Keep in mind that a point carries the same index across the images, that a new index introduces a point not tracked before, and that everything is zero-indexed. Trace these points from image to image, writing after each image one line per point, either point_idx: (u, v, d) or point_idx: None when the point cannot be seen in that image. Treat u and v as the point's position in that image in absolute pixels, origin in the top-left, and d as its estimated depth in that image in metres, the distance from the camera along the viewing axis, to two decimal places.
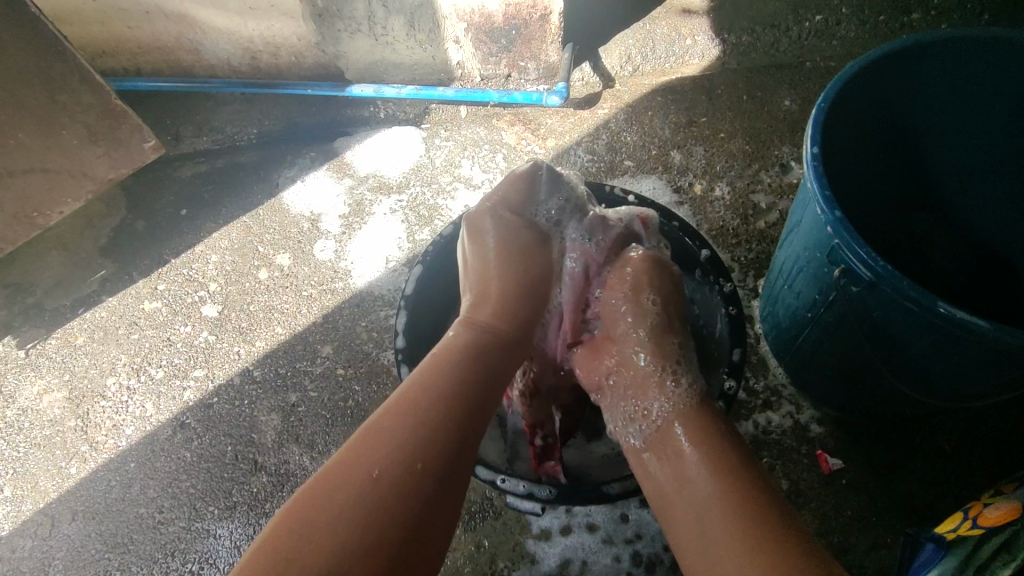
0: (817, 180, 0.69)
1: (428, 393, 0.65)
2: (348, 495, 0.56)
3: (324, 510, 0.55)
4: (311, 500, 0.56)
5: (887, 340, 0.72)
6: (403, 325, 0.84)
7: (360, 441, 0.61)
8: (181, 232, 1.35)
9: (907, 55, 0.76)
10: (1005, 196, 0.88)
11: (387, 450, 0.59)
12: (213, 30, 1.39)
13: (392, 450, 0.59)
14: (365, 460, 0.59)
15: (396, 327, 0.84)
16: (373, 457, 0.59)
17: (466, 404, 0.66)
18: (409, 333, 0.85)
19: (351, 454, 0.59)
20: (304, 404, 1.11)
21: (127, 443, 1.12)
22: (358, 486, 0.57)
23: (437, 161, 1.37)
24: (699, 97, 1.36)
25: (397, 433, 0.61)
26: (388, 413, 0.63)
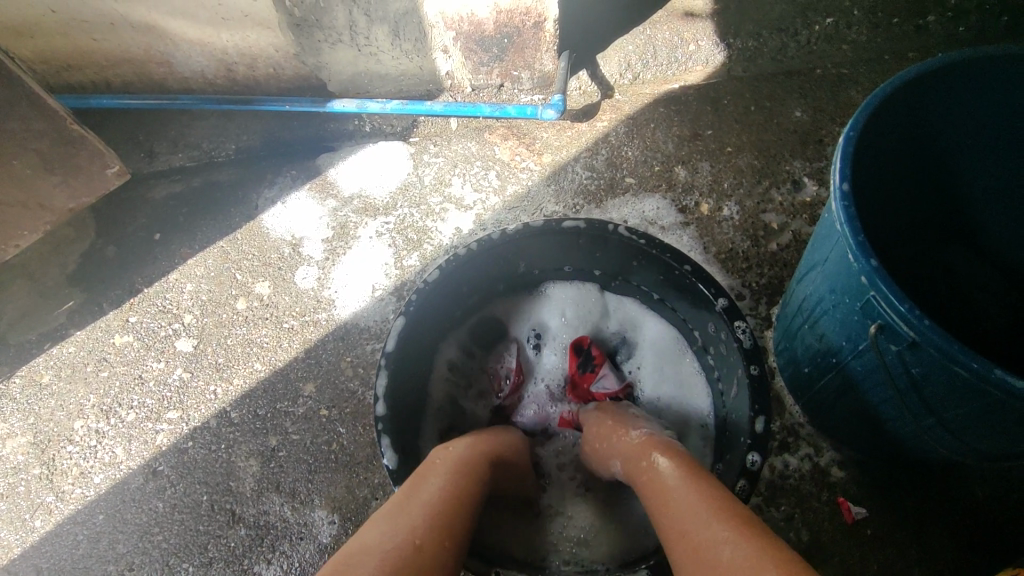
0: (847, 221, 0.61)
1: (459, 479, 0.62)
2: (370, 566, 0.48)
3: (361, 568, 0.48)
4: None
5: (925, 398, 0.64)
6: (383, 390, 0.77)
7: (372, 530, 0.53)
8: (153, 259, 1.27)
9: (948, 74, 0.68)
10: None
11: (416, 526, 0.53)
12: (184, 42, 1.30)
13: (419, 526, 0.54)
14: (391, 534, 0.52)
15: (375, 393, 0.77)
16: (424, 526, 0.54)
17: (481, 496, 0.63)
18: (389, 398, 0.77)
19: (382, 531, 0.53)
20: (284, 449, 1.03)
21: (94, 493, 1.04)
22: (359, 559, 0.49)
23: (426, 180, 1.28)
24: (703, 107, 1.28)
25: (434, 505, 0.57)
26: (413, 502, 0.57)
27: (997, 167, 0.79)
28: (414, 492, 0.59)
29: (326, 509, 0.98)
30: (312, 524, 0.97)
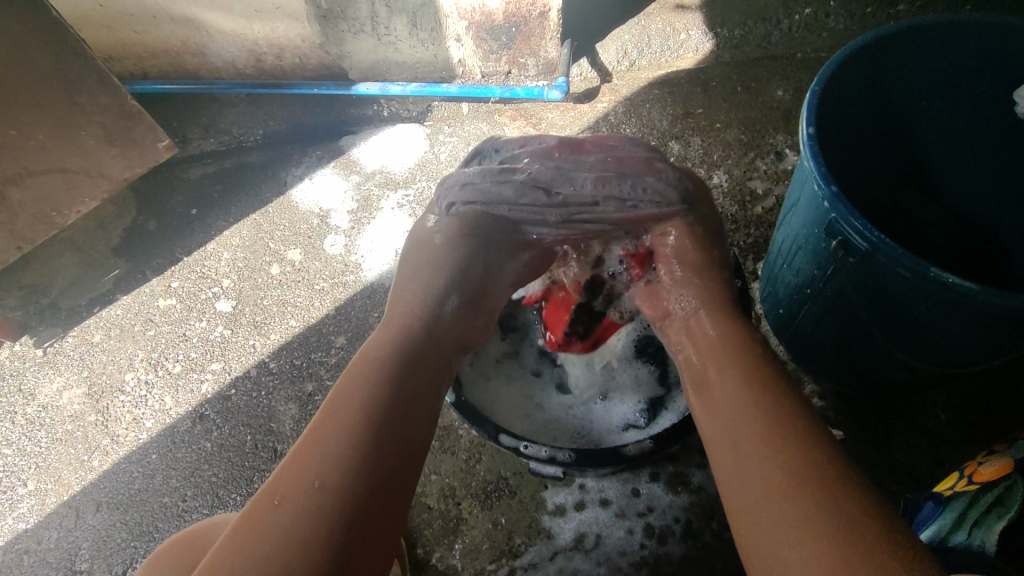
0: (814, 158, 0.73)
1: (369, 391, 0.62)
2: (266, 521, 0.52)
3: (256, 537, 0.51)
4: (229, 545, 0.51)
5: (886, 309, 0.76)
6: None
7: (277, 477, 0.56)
8: (192, 232, 1.38)
9: (895, 40, 0.81)
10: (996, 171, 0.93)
11: (317, 465, 0.55)
12: (219, 33, 1.42)
13: (322, 460, 0.55)
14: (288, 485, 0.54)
15: None
16: (317, 470, 0.55)
17: (404, 394, 0.64)
18: None
19: (287, 475, 0.55)
20: (320, 393, 1.14)
21: (147, 436, 1.15)
22: (253, 521, 0.52)
23: (442, 157, 1.40)
24: (694, 89, 1.40)
25: (336, 426, 0.58)
26: (319, 431, 0.58)
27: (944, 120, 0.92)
28: (323, 417, 0.60)
29: None
30: None
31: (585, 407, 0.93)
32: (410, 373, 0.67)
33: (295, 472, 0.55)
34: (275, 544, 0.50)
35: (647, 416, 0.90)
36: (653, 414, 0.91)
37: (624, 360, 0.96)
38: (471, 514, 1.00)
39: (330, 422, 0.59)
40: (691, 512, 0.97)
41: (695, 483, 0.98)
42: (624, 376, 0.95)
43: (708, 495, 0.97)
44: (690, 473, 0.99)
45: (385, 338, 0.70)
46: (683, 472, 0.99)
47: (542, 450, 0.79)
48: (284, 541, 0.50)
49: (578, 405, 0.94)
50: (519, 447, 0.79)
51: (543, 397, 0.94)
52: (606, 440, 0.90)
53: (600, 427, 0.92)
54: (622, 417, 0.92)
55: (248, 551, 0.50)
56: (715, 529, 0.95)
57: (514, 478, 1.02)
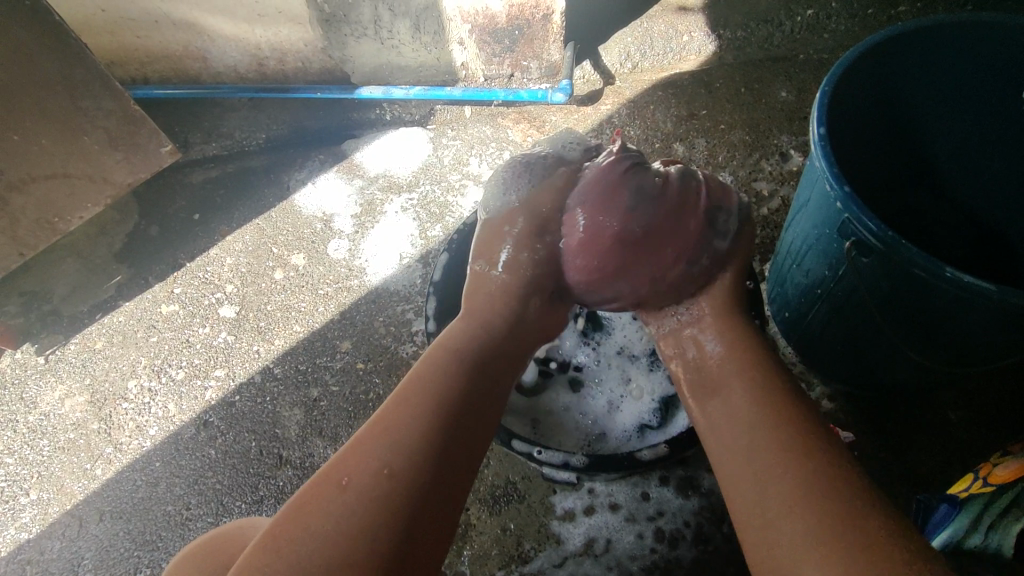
0: (826, 158, 0.73)
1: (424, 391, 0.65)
2: (338, 496, 0.56)
3: (326, 511, 0.55)
4: (295, 515, 0.55)
5: (898, 308, 0.76)
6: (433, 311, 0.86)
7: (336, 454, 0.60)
8: (194, 237, 1.38)
9: (904, 40, 0.81)
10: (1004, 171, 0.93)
11: (386, 452, 0.59)
12: (220, 38, 1.42)
13: (379, 448, 0.59)
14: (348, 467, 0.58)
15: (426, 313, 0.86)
16: (387, 458, 0.58)
17: (462, 392, 0.66)
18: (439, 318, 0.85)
19: (352, 460, 0.59)
20: (325, 399, 1.13)
21: (151, 443, 1.13)
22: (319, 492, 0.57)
23: (446, 160, 1.39)
24: (698, 90, 1.40)
25: (405, 421, 0.61)
26: (378, 430, 0.61)
27: (954, 119, 0.92)
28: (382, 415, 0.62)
29: None
30: None
31: (598, 411, 0.92)
32: (479, 377, 0.69)
33: (363, 456, 0.59)
34: (345, 523, 0.54)
35: (660, 415, 0.89)
36: (666, 415, 0.90)
37: (637, 361, 0.95)
38: (479, 520, 0.99)
39: (402, 416, 0.62)
40: (701, 516, 0.96)
41: (705, 486, 0.97)
42: (637, 377, 0.94)
43: (718, 499, 0.97)
44: (700, 476, 0.98)
45: (456, 335, 0.73)
46: (693, 475, 0.98)
47: (555, 455, 0.78)
48: (358, 521, 0.54)
49: (585, 408, 0.93)
50: (532, 452, 0.78)
51: (553, 399, 0.94)
52: (620, 443, 0.89)
53: (609, 431, 0.90)
54: (635, 417, 0.91)
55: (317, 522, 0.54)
56: (726, 533, 0.94)
57: (523, 483, 1.01)
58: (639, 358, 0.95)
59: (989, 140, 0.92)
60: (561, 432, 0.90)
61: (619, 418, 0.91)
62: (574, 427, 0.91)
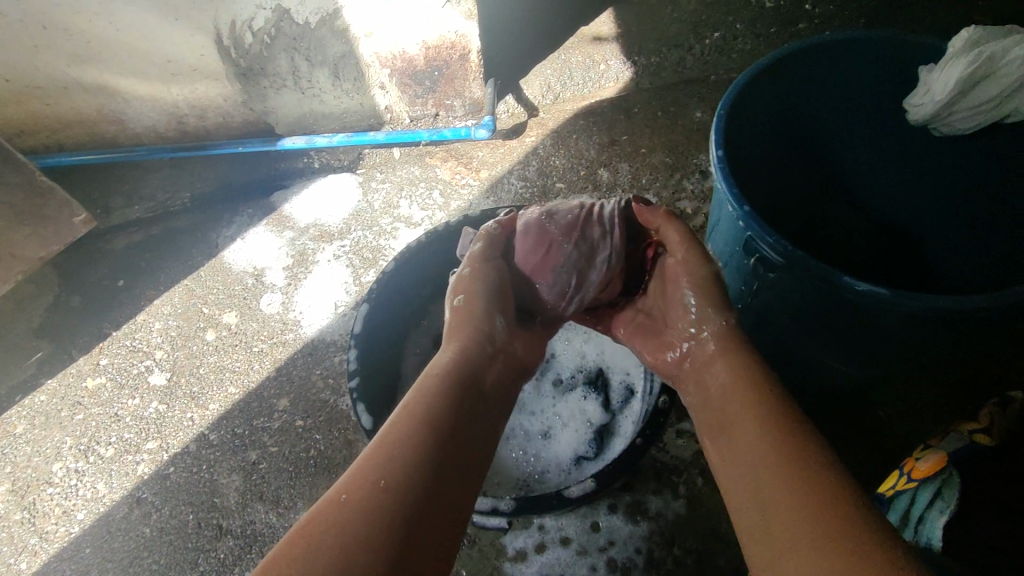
0: (725, 180, 0.75)
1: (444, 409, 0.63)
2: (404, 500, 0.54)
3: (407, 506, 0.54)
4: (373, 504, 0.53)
5: (810, 319, 0.78)
6: (353, 359, 0.77)
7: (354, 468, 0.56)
8: (120, 304, 1.33)
9: (794, 59, 0.86)
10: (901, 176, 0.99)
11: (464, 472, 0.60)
12: (136, 98, 1.40)
13: (399, 459, 0.56)
14: (366, 484, 0.54)
15: (346, 366, 0.76)
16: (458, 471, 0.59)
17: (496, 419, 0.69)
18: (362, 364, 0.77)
19: (411, 449, 0.58)
20: (264, 461, 1.09)
21: (79, 528, 1.07)
22: (341, 511, 0.52)
23: (376, 204, 1.39)
24: (617, 116, 1.44)
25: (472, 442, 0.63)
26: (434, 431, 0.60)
27: (851, 128, 0.96)
28: (428, 410, 0.62)
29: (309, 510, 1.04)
30: None
31: (535, 447, 0.91)
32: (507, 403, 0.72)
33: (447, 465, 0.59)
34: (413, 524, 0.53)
35: (596, 446, 0.90)
36: (601, 443, 0.90)
37: (568, 393, 0.95)
38: None
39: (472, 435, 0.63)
40: (652, 540, 0.95)
41: (653, 510, 0.97)
42: (569, 409, 0.93)
43: (668, 521, 0.96)
44: (648, 500, 0.98)
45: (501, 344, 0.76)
46: (640, 500, 0.98)
47: (486, 503, 0.77)
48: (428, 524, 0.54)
49: (522, 446, 0.92)
50: None
51: None
52: (561, 480, 0.88)
53: (549, 466, 0.89)
54: (572, 450, 0.91)
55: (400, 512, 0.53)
56: (678, 555, 0.94)
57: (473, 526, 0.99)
58: (570, 390, 0.95)
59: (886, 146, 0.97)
60: (502, 473, 0.90)
61: (555, 454, 0.90)
62: (512, 468, 0.90)
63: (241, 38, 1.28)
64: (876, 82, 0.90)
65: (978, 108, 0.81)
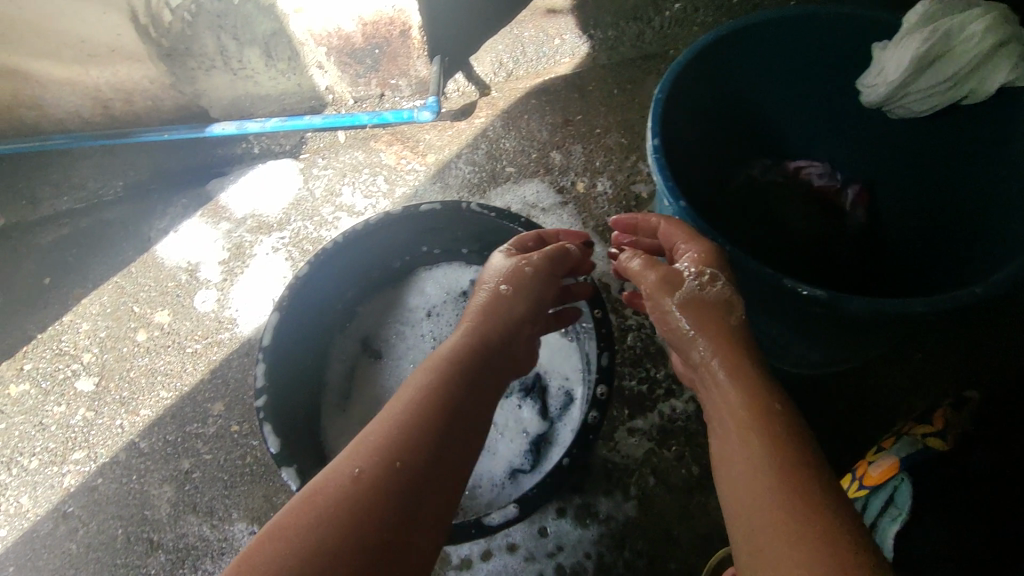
0: (661, 172, 0.70)
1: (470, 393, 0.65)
2: (371, 489, 0.55)
3: (373, 492, 0.55)
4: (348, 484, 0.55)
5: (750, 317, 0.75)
6: (262, 381, 0.68)
7: (380, 444, 0.58)
8: (46, 305, 1.25)
9: (738, 37, 0.80)
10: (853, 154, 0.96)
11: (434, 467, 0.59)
12: (51, 82, 1.28)
13: (404, 444, 0.58)
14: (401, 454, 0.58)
15: (254, 385, 0.68)
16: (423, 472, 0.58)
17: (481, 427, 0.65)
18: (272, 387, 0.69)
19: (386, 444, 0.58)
20: (198, 470, 1.04)
21: (3, 545, 1.02)
22: (351, 492, 0.54)
23: (317, 192, 1.31)
24: (571, 95, 1.36)
25: (456, 443, 0.61)
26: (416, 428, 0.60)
27: (800, 110, 0.94)
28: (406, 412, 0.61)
29: (245, 521, 1.00)
30: (233, 538, 0.99)
31: None
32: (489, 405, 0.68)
33: (413, 449, 0.58)
34: (353, 514, 0.53)
35: (532, 457, 0.87)
36: (538, 455, 0.87)
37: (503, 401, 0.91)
38: None
39: (454, 437, 0.62)
40: (601, 544, 0.92)
41: (603, 512, 0.94)
42: (505, 418, 0.90)
43: (618, 523, 0.93)
44: (597, 503, 0.95)
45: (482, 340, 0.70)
46: (590, 503, 0.95)
47: None
48: (376, 516, 0.53)
49: None
50: None
51: None
52: (494, 495, 0.86)
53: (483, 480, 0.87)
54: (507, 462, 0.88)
55: (350, 500, 0.54)
56: (628, 558, 0.91)
57: None
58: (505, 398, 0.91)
59: (835, 128, 0.96)
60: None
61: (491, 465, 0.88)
62: None
63: (159, 16, 1.17)
64: (829, 58, 0.85)
65: (932, 91, 0.77)
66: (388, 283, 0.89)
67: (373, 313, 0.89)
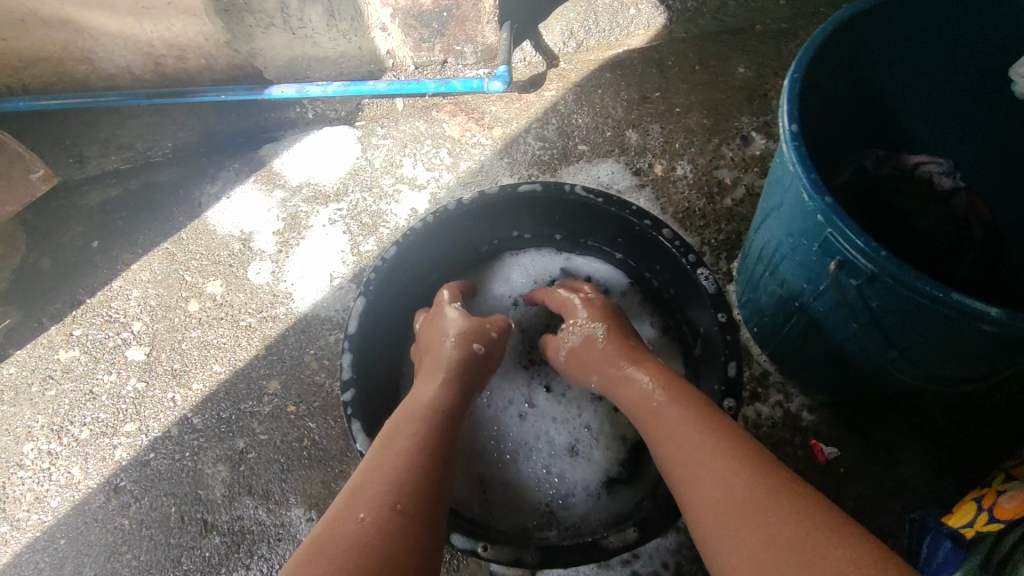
0: (800, 161, 0.61)
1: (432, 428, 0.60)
2: (381, 528, 0.48)
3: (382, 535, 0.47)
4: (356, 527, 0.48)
5: (881, 328, 0.66)
6: (348, 363, 0.69)
7: (388, 485, 0.52)
8: (94, 269, 1.20)
9: (872, 15, 0.71)
10: (978, 145, 0.88)
11: (432, 505, 0.52)
12: (104, 35, 1.18)
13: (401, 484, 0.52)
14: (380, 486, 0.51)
15: (339, 364, 0.69)
16: (424, 511, 0.51)
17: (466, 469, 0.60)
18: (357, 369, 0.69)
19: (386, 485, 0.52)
20: (253, 450, 1.00)
21: (54, 517, 0.99)
22: (361, 533, 0.47)
23: (377, 162, 1.24)
24: (649, 70, 1.27)
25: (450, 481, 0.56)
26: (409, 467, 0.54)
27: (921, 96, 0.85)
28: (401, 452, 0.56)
29: (303, 507, 0.96)
30: (290, 524, 0.95)
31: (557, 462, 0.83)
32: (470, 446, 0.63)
33: (413, 489, 0.52)
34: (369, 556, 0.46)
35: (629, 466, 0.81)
36: (636, 463, 0.81)
37: (598, 403, 0.85)
38: None
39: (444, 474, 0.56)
40: (680, 554, 0.88)
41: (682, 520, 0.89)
42: (600, 422, 0.84)
43: None
44: None
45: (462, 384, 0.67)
46: None
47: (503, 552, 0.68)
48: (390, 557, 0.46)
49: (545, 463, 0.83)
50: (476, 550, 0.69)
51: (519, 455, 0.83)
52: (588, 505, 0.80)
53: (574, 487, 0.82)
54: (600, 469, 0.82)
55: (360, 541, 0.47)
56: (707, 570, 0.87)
57: None
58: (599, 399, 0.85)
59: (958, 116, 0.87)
60: (526, 494, 0.81)
61: (582, 475, 0.81)
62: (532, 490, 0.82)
63: None
64: (964, 36, 0.78)
65: None
66: (468, 269, 0.88)
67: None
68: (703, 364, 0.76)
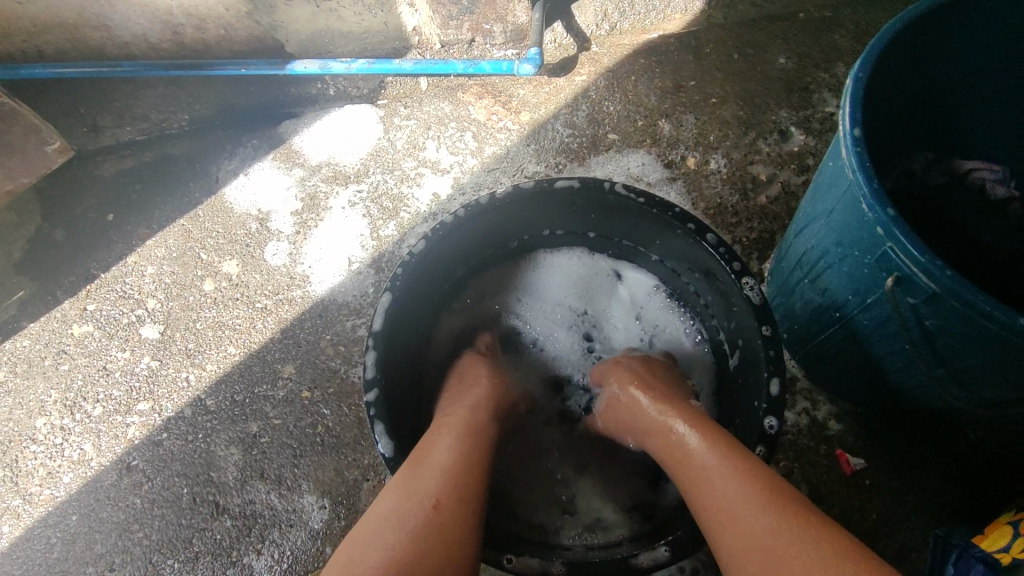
0: (862, 168, 0.57)
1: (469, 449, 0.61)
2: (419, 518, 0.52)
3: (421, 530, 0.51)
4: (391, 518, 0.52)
5: (934, 349, 0.62)
6: (372, 362, 0.66)
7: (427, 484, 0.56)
8: (109, 242, 1.18)
9: (942, 13, 0.66)
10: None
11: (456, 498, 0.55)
12: (121, 2, 1.12)
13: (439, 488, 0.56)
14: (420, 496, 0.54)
15: (363, 363, 0.67)
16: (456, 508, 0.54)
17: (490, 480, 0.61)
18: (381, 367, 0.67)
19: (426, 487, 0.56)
20: (266, 435, 0.99)
21: (65, 493, 0.99)
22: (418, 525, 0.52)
23: (399, 144, 1.21)
24: (685, 57, 1.21)
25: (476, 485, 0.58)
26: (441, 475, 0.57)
27: (980, 101, 0.81)
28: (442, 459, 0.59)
29: (315, 494, 0.95)
30: (302, 510, 0.94)
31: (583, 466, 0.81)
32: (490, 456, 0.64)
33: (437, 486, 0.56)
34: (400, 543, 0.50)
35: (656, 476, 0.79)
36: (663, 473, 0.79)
37: None
38: None
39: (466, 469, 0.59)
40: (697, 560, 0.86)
41: None
42: None
43: None
44: None
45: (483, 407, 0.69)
46: None
47: (531, 560, 0.65)
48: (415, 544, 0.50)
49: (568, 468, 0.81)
50: (500, 561, 0.65)
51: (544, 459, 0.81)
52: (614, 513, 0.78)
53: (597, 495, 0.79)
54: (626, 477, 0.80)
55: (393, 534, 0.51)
56: None
57: None
58: None
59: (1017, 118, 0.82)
60: (546, 496, 0.79)
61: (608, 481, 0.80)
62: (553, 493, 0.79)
63: None
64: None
65: None
66: (501, 264, 0.88)
67: (484, 291, 0.89)
68: (740, 375, 0.73)
